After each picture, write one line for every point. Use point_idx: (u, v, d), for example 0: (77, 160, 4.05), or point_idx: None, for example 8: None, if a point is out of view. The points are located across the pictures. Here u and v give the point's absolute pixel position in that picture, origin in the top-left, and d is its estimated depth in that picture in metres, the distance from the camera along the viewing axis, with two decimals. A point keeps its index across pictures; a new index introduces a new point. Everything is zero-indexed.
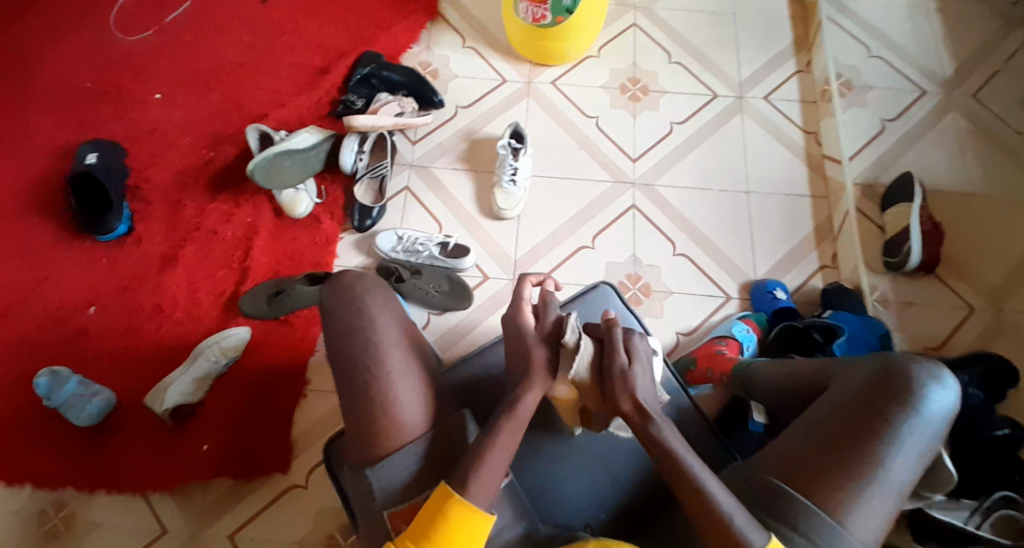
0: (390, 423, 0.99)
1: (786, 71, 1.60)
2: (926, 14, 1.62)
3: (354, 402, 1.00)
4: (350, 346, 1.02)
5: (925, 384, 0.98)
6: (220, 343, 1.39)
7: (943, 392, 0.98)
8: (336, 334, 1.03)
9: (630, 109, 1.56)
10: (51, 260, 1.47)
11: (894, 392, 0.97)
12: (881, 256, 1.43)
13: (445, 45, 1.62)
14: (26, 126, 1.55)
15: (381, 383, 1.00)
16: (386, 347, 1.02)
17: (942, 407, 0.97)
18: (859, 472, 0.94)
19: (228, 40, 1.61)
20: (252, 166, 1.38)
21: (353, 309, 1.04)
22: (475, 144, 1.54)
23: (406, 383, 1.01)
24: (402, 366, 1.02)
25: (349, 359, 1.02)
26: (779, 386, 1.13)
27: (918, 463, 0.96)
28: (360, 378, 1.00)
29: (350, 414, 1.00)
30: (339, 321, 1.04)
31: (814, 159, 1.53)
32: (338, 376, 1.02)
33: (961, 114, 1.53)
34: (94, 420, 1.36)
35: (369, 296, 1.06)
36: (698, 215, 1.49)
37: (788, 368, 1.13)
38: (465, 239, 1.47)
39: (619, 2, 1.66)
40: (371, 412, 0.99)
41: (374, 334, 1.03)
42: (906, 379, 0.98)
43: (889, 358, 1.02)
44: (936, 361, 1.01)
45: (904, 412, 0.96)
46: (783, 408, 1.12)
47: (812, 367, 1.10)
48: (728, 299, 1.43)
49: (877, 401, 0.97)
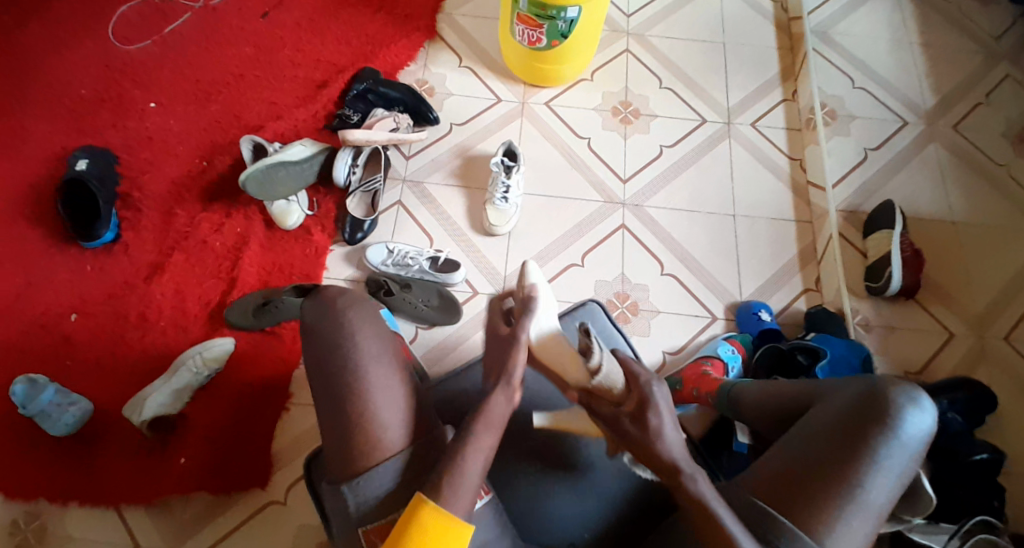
0: (373, 435, 0.97)
1: (773, 100, 1.64)
2: (909, 49, 1.68)
3: (339, 412, 0.98)
4: (336, 357, 1.01)
5: (903, 407, 0.99)
6: (203, 353, 1.36)
7: (921, 415, 0.99)
8: (321, 345, 1.02)
9: (622, 131, 1.59)
10: (38, 264, 1.45)
11: (874, 414, 0.98)
12: (863, 281, 1.47)
13: (441, 64, 1.65)
14: (20, 130, 1.54)
15: (366, 395, 0.98)
16: (369, 361, 1.01)
17: (921, 431, 0.98)
18: (839, 493, 0.95)
19: (228, 51, 1.63)
20: (245, 176, 1.38)
21: (335, 323, 1.03)
22: (469, 161, 1.56)
23: (391, 396, 0.99)
24: (386, 379, 1.01)
25: (336, 370, 1.00)
26: (762, 407, 1.13)
27: (896, 486, 0.97)
28: (347, 389, 0.99)
29: (332, 425, 0.99)
30: (323, 333, 1.03)
31: (799, 185, 1.57)
32: (323, 387, 1.01)
33: (941, 145, 1.57)
34: (71, 430, 1.33)
35: (351, 310, 1.05)
36: (686, 236, 1.51)
37: (770, 389, 1.14)
38: (456, 254, 1.48)
39: (613, 28, 1.70)
40: (354, 422, 0.97)
41: (359, 345, 1.01)
42: (886, 402, 0.99)
43: (871, 380, 1.03)
44: (913, 384, 1.02)
45: (883, 434, 0.97)
46: (768, 427, 1.13)
47: (796, 386, 1.11)
48: (714, 319, 1.45)
49: (857, 423, 0.98)
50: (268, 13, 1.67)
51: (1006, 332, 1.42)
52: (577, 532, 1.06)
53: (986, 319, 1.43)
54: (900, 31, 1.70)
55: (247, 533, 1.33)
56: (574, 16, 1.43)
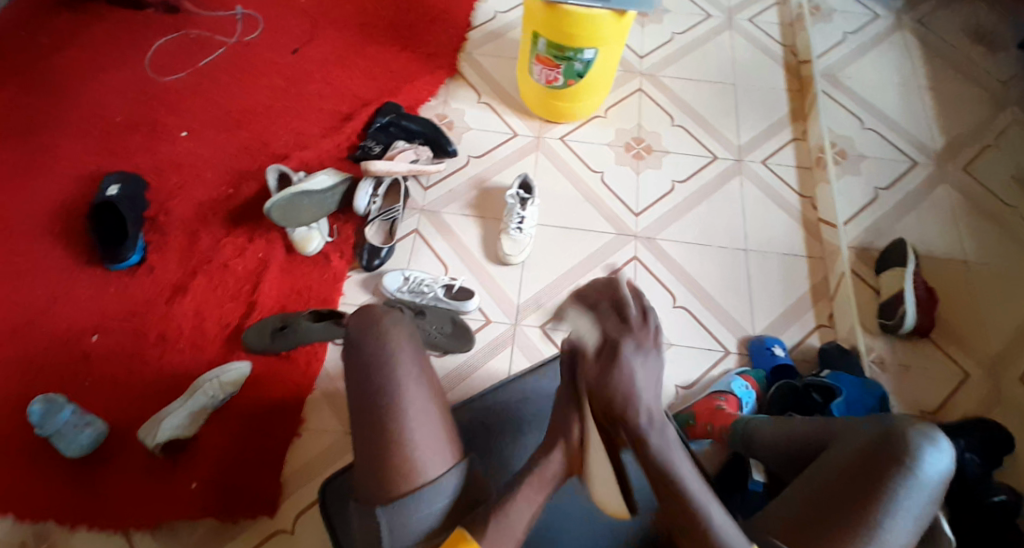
0: (407, 460, 0.98)
1: (783, 139, 1.68)
2: (918, 91, 1.72)
3: (368, 432, 1.00)
4: (374, 376, 1.03)
5: (920, 446, 0.97)
6: (220, 377, 1.39)
7: (938, 455, 0.97)
8: (362, 363, 1.04)
9: (635, 166, 1.63)
10: (65, 284, 1.49)
11: (891, 455, 0.97)
12: (876, 318, 1.46)
13: (462, 99, 1.71)
14: (57, 155, 1.60)
15: (402, 419, 1.00)
16: (408, 383, 1.03)
17: (938, 471, 0.97)
18: (857, 537, 0.93)
19: (259, 84, 1.70)
20: (269, 204, 1.43)
21: (377, 341, 1.06)
22: (485, 192, 1.60)
23: (423, 419, 1.01)
24: (423, 401, 1.02)
25: (370, 390, 1.03)
26: (782, 447, 1.14)
27: (915, 528, 0.95)
28: (379, 410, 1.01)
29: (365, 445, 1.00)
30: (366, 348, 1.05)
31: (810, 222, 1.58)
32: (358, 405, 1.03)
33: (951, 186, 1.59)
34: (86, 452, 1.35)
35: (392, 330, 1.08)
36: (698, 270, 1.52)
37: (790, 427, 1.14)
38: (470, 282, 1.50)
39: (627, 69, 1.75)
40: (390, 444, 0.99)
41: (399, 367, 1.04)
42: (904, 441, 0.98)
43: (886, 419, 1.02)
44: (930, 423, 1.01)
45: (902, 475, 0.96)
46: (787, 467, 1.12)
47: (812, 425, 1.11)
48: (727, 353, 1.46)
49: (876, 463, 0.97)
50: (298, 50, 1.75)
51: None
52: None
53: (1001, 363, 1.42)
54: (909, 75, 1.74)
55: None
56: (591, 58, 1.49)
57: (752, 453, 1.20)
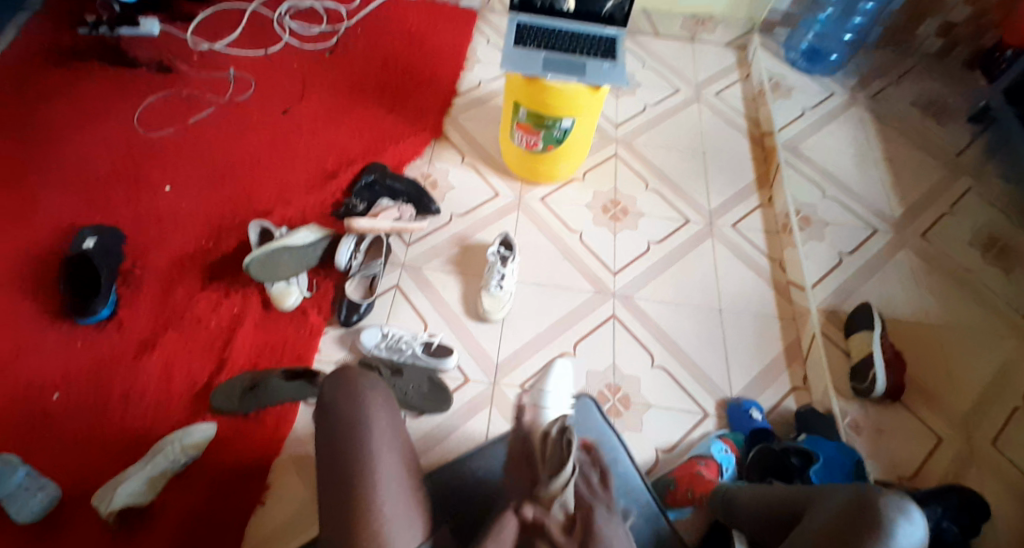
0: (372, 529, 0.96)
1: (751, 204, 1.75)
2: (875, 163, 1.83)
3: (337, 500, 1.00)
4: (347, 443, 1.03)
5: (892, 518, 0.98)
6: (182, 440, 1.33)
7: (910, 526, 0.97)
8: (337, 429, 1.05)
9: (612, 227, 1.67)
10: (30, 336, 1.44)
11: (865, 525, 0.97)
12: (848, 382, 1.49)
13: (446, 159, 1.76)
14: (31, 205, 1.58)
15: (370, 489, 0.99)
16: (381, 450, 1.03)
17: (912, 543, 0.96)
18: None
19: (246, 142, 1.73)
20: (248, 259, 1.42)
21: (353, 405, 1.06)
22: (467, 249, 1.62)
23: (394, 489, 1.00)
24: (394, 470, 1.02)
25: (341, 458, 1.02)
26: (762, 513, 1.14)
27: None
28: (350, 481, 1.00)
29: (335, 517, 0.99)
30: (340, 413, 1.06)
31: (781, 284, 1.63)
32: (327, 477, 1.02)
33: (911, 252, 1.67)
34: (35, 518, 1.27)
35: (370, 395, 1.08)
36: (674, 328, 1.55)
37: (772, 493, 1.15)
38: (450, 339, 1.50)
39: (603, 136, 1.83)
40: (358, 515, 0.97)
41: (371, 433, 1.04)
42: (877, 512, 0.98)
43: (864, 488, 1.03)
44: (904, 494, 1.01)
45: (874, 545, 0.96)
46: (766, 535, 1.12)
47: (793, 492, 1.12)
48: (705, 414, 1.46)
49: (850, 533, 0.98)
50: (286, 110, 1.79)
51: (993, 436, 1.44)
52: None
53: (972, 425, 1.46)
54: (866, 148, 1.86)
55: None
56: (569, 127, 1.56)
57: (736, 523, 1.19)
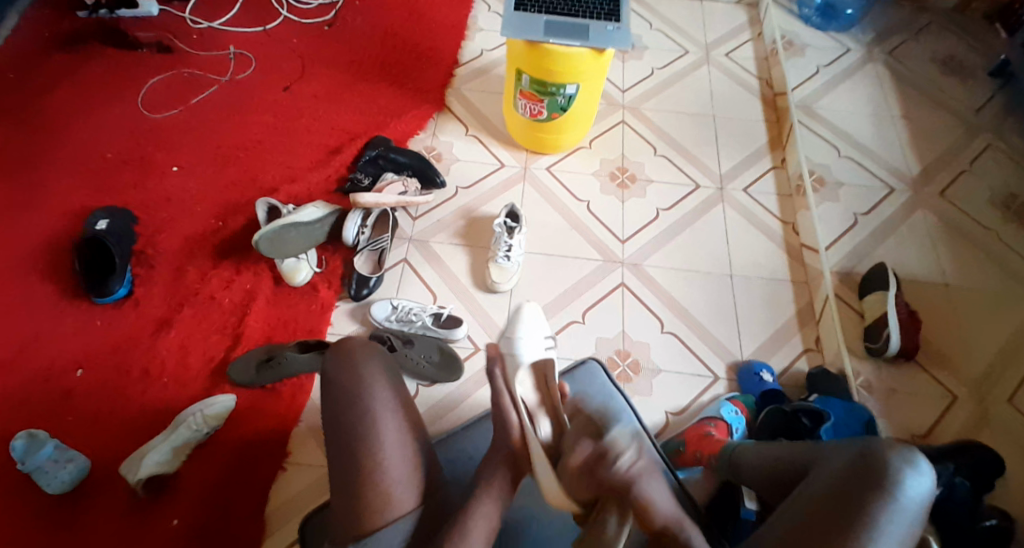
0: (381, 496, 1.01)
1: (763, 167, 1.72)
2: (892, 121, 1.78)
3: (343, 469, 1.03)
4: (347, 416, 1.04)
5: (902, 470, 0.97)
6: (204, 410, 1.37)
7: (920, 478, 0.97)
8: (337, 398, 1.06)
9: (620, 195, 1.66)
10: (50, 318, 1.48)
11: (873, 479, 0.97)
12: (862, 341, 1.47)
13: (449, 132, 1.75)
14: (45, 191, 1.61)
15: (374, 455, 1.02)
16: (382, 417, 1.04)
17: (920, 495, 0.96)
18: None
19: (250, 121, 1.73)
20: (257, 239, 1.43)
21: (351, 373, 1.07)
22: (473, 221, 1.62)
23: (397, 455, 1.03)
24: (397, 435, 1.04)
25: (343, 426, 1.04)
26: (767, 471, 1.13)
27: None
28: (354, 447, 1.02)
29: (339, 485, 1.03)
30: (339, 383, 1.07)
31: (793, 247, 1.61)
32: (333, 443, 1.05)
33: (928, 211, 1.63)
34: (67, 489, 1.32)
35: (367, 361, 1.09)
36: (684, 295, 1.54)
37: (776, 451, 1.13)
38: (459, 310, 1.51)
39: (609, 102, 1.80)
40: (362, 481, 1.01)
41: (372, 401, 1.05)
42: (885, 465, 0.97)
43: (870, 442, 1.02)
44: (912, 446, 1.00)
45: (883, 498, 0.95)
46: (772, 492, 1.11)
47: (797, 449, 1.11)
48: (715, 379, 1.46)
49: (859, 488, 0.97)
50: (288, 87, 1.79)
51: (1008, 396, 1.42)
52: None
53: (987, 384, 1.44)
54: (883, 106, 1.80)
55: None
56: (573, 93, 1.54)
57: (742, 479, 1.17)
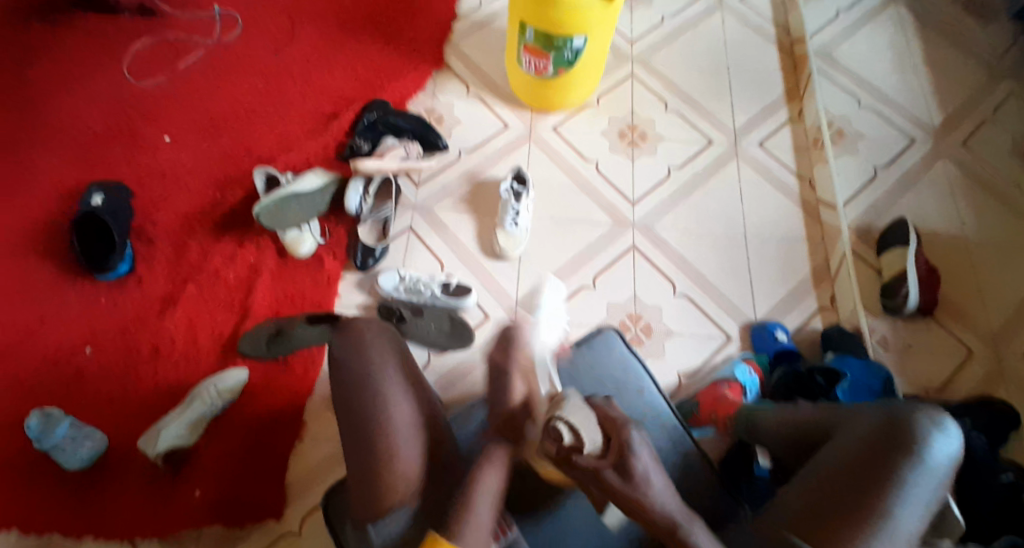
0: (393, 476, 0.98)
1: (779, 120, 1.66)
2: (913, 67, 1.70)
3: (354, 451, 0.99)
4: (355, 396, 1.00)
5: (928, 432, 0.96)
6: (217, 385, 1.35)
7: (946, 439, 0.96)
8: (345, 379, 1.02)
9: (629, 155, 1.60)
10: (54, 297, 1.46)
11: (900, 441, 0.96)
12: (879, 299, 1.44)
13: (449, 93, 1.68)
14: (38, 167, 1.57)
15: (387, 436, 0.98)
16: (393, 399, 1.01)
17: (947, 455, 0.96)
18: (869, 522, 0.91)
19: (242, 86, 1.67)
20: (257, 207, 1.41)
21: (358, 354, 1.03)
22: (478, 186, 1.58)
23: (410, 436, 1.00)
24: (409, 416, 1.01)
25: (353, 407, 1.00)
26: (788, 435, 1.09)
27: (925, 514, 0.93)
28: (366, 429, 0.99)
29: (351, 464, 1.00)
30: (345, 364, 1.03)
31: (810, 204, 1.56)
32: (342, 425, 1.01)
33: (951, 161, 1.58)
34: (85, 465, 1.31)
35: (374, 343, 1.05)
36: (697, 257, 1.50)
37: (794, 414, 1.11)
38: (467, 278, 1.48)
39: (617, 55, 1.73)
40: (375, 462, 0.97)
41: (382, 381, 1.01)
42: (911, 428, 0.96)
43: (893, 406, 1.00)
44: (937, 407, 0.99)
45: (910, 460, 0.94)
46: (793, 457, 1.08)
47: (816, 411, 1.08)
48: (729, 340, 1.43)
49: (885, 451, 0.95)
50: (279, 49, 1.71)
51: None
52: None
53: (1002, 336, 1.41)
54: (903, 51, 1.72)
55: None
56: (581, 46, 1.46)
57: (757, 441, 1.15)
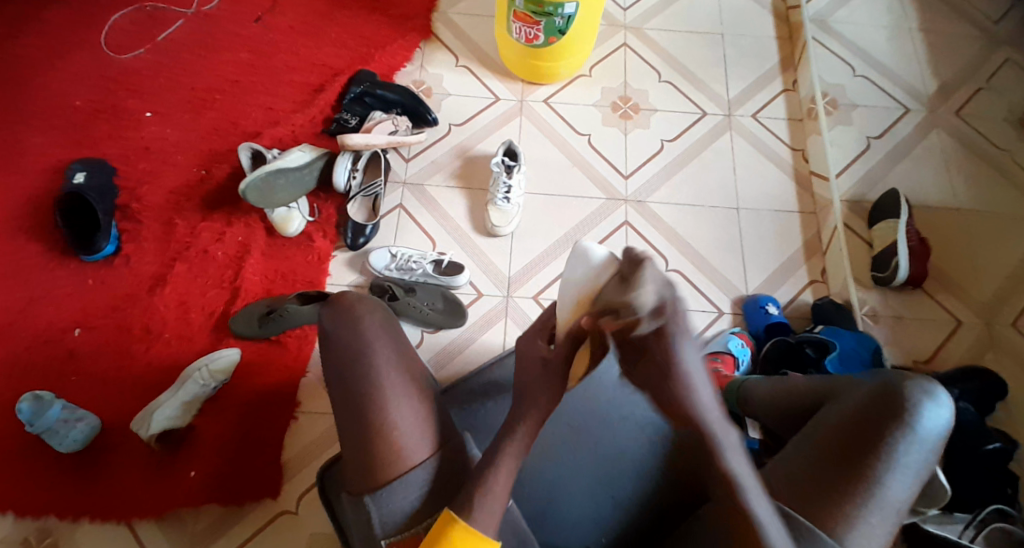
0: (392, 450, 0.94)
1: (774, 89, 1.64)
2: (909, 33, 1.67)
3: (352, 423, 0.96)
4: (351, 373, 0.98)
5: (918, 402, 0.95)
6: (209, 365, 1.34)
7: (937, 409, 0.95)
8: (341, 358, 0.99)
9: (622, 127, 1.58)
10: (41, 279, 1.44)
11: (889, 412, 0.95)
12: (868, 270, 1.45)
13: (438, 63, 1.64)
14: (18, 144, 1.52)
15: (385, 410, 0.95)
16: (387, 373, 0.98)
17: (938, 425, 0.95)
18: (856, 493, 0.92)
19: (224, 57, 1.61)
20: (244, 186, 1.36)
21: (352, 331, 1.00)
22: (469, 161, 1.55)
23: (407, 409, 0.96)
24: (405, 388, 0.98)
25: (348, 386, 0.98)
26: (783, 406, 1.10)
27: (914, 483, 0.94)
28: (364, 404, 0.96)
29: (350, 443, 0.96)
30: (339, 342, 1.00)
31: (802, 175, 1.56)
32: (339, 401, 0.98)
33: (944, 132, 1.57)
34: (78, 447, 1.31)
35: (368, 319, 1.02)
36: (690, 230, 1.50)
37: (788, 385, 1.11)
38: (460, 256, 1.47)
39: (610, 22, 1.68)
40: (374, 435, 0.94)
41: (376, 357, 0.99)
42: (901, 399, 0.96)
43: (885, 376, 0.99)
44: (929, 377, 0.98)
45: (899, 431, 0.94)
46: (788, 428, 1.09)
47: (811, 382, 1.08)
48: (721, 313, 1.44)
49: (874, 422, 0.95)
50: (261, 18, 1.65)
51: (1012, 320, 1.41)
52: (593, 537, 1.04)
53: (991, 307, 1.42)
54: (900, 18, 1.69)
55: (263, 542, 1.31)
56: (572, 12, 1.41)
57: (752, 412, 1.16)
